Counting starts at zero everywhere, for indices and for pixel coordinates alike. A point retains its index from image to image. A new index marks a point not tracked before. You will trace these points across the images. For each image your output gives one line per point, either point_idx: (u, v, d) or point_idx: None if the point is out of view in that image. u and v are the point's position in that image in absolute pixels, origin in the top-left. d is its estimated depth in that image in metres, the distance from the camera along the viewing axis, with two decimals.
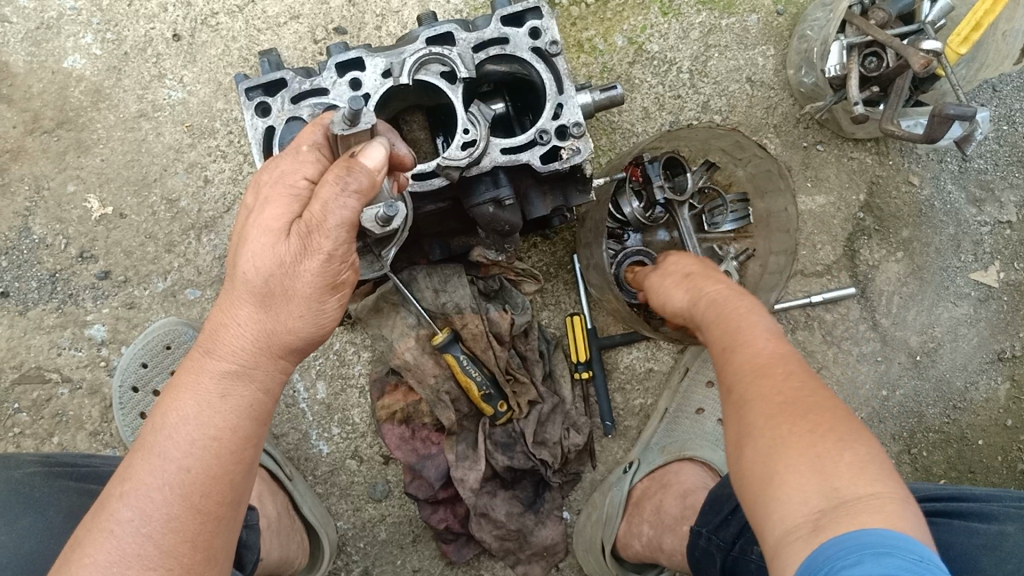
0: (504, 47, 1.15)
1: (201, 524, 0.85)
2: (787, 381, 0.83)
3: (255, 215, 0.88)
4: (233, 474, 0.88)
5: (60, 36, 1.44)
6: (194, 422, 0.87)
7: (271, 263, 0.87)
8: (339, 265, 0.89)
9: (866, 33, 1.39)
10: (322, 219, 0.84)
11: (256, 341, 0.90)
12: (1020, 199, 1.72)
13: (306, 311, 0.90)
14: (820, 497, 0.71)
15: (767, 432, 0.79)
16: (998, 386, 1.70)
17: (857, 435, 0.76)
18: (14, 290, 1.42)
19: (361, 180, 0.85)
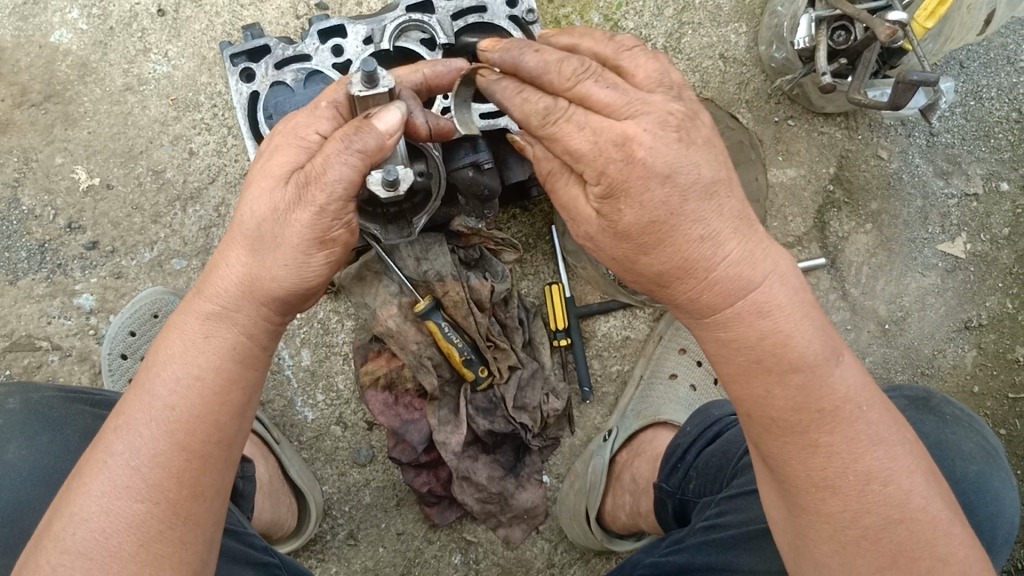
0: (482, 16, 1.18)
1: (186, 461, 0.84)
2: (872, 467, 0.81)
3: (262, 165, 0.88)
4: (219, 416, 0.86)
5: (47, 11, 1.47)
6: (183, 361, 0.87)
7: (264, 208, 0.85)
8: (333, 219, 0.86)
9: (835, 8, 1.42)
10: (320, 173, 0.83)
11: (244, 285, 0.88)
12: (986, 172, 1.74)
13: (291, 261, 0.87)
14: (854, 538, 0.81)
15: (810, 473, 0.81)
16: (965, 354, 1.73)
17: (883, 447, 0.81)
18: (4, 261, 1.45)
19: (367, 140, 0.83)
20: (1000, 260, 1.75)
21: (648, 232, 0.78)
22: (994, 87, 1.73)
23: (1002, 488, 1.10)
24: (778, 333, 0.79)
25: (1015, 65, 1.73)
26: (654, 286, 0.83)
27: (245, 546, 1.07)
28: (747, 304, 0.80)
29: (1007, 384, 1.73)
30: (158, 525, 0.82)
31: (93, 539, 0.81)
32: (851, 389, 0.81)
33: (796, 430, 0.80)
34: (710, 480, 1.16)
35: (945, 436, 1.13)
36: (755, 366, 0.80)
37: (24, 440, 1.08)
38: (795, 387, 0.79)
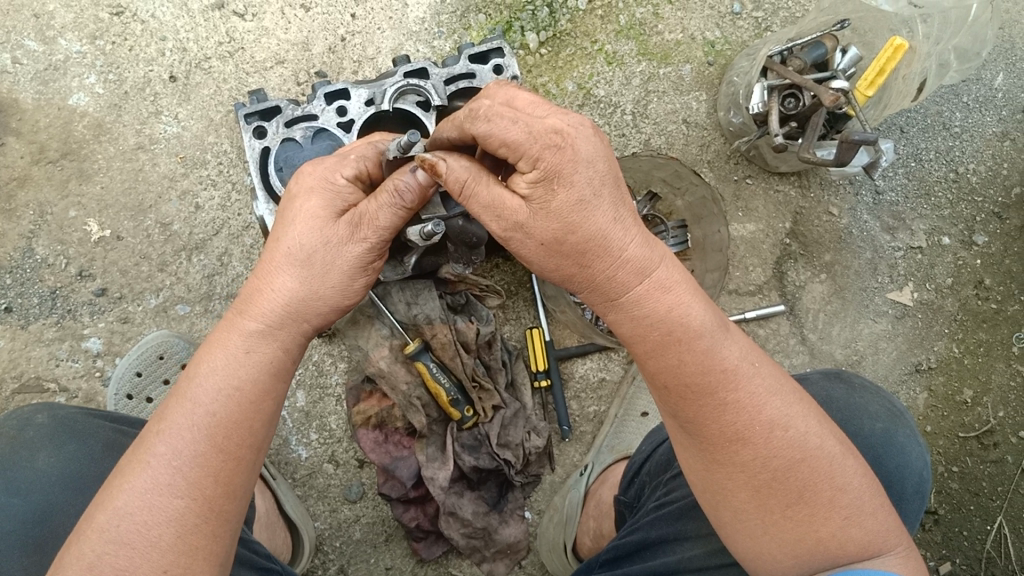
0: (471, 81, 1.33)
1: (223, 462, 0.96)
2: (774, 415, 0.98)
3: (301, 205, 1.03)
4: (253, 422, 0.98)
5: (66, 76, 1.63)
6: (223, 371, 0.99)
7: (316, 241, 1.01)
8: (374, 254, 1.04)
9: (784, 77, 1.57)
10: (374, 217, 1.00)
11: (288, 308, 1.02)
12: (929, 228, 1.87)
13: (336, 283, 1.03)
14: (764, 481, 0.98)
15: (720, 429, 0.98)
16: (916, 396, 1.86)
17: (781, 400, 0.99)
18: (17, 306, 1.60)
19: (410, 198, 1.00)
20: (945, 307, 1.87)
21: (578, 210, 0.92)
22: (932, 149, 1.87)
23: (907, 442, 1.24)
24: (678, 305, 0.98)
25: (952, 131, 1.88)
26: (576, 268, 0.97)
27: (249, 551, 1.18)
28: (651, 283, 0.98)
29: (957, 424, 1.85)
30: (196, 519, 0.93)
31: (136, 532, 0.91)
32: (742, 354, 0.99)
33: (708, 392, 0.97)
34: (661, 473, 1.30)
35: (854, 399, 1.27)
36: (667, 338, 0.98)
37: (52, 448, 1.20)
38: (701, 352, 0.97)
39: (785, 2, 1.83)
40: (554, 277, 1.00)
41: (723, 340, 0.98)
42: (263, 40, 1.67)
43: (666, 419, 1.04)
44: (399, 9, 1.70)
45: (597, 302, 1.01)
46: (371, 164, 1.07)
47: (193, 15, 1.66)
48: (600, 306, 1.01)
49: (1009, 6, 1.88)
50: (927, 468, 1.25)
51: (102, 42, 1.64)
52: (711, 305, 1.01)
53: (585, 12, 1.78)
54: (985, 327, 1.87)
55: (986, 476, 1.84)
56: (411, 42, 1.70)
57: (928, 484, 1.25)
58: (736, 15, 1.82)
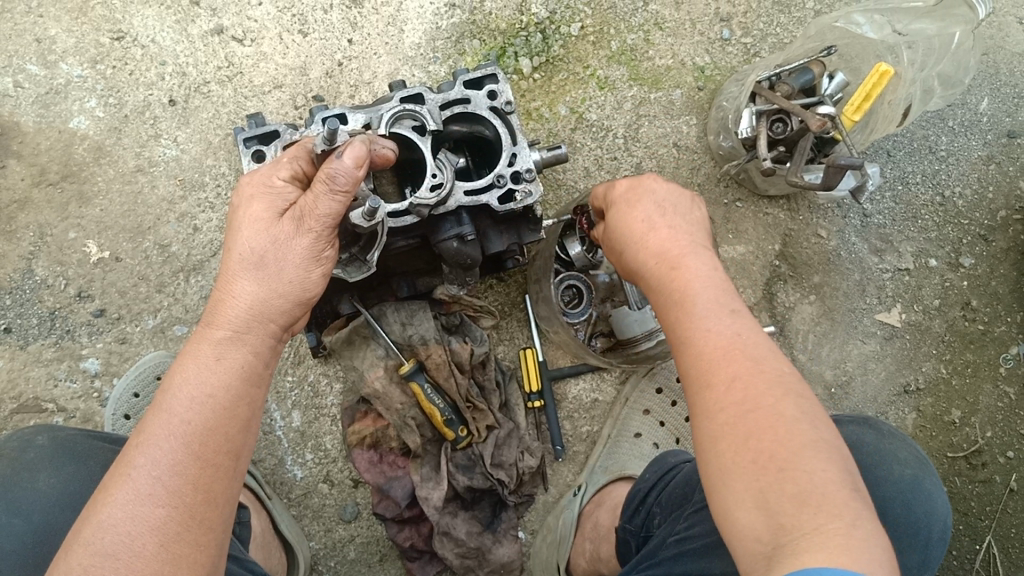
0: (466, 106, 1.36)
1: (202, 469, 0.97)
2: (756, 364, 0.93)
3: (244, 212, 1.08)
4: (228, 427, 1.00)
5: (67, 100, 1.66)
6: (195, 380, 1.00)
7: (265, 242, 1.06)
8: (324, 243, 1.08)
9: (772, 102, 1.60)
10: (313, 208, 1.04)
11: (251, 310, 1.05)
12: (917, 250, 1.90)
13: (292, 278, 1.07)
14: (747, 420, 0.89)
15: (715, 371, 0.93)
16: (905, 416, 1.88)
17: (785, 373, 0.94)
18: (16, 327, 1.61)
19: (346, 183, 1.03)
20: (933, 328, 1.89)
21: (628, 200, 1.17)
22: (919, 173, 1.91)
23: (934, 490, 1.26)
24: (699, 271, 1.05)
25: (938, 155, 1.91)
26: (625, 245, 1.16)
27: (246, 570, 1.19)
28: (673, 254, 1.08)
29: (945, 444, 1.87)
30: (176, 527, 0.93)
31: (119, 543, 0.92)
32: (738, 317, 0.98)
33: (707, 339, 0.97)
34: (676, 506, 1.31)
35: (883, 445, 1.29)
36: (678, 296, 1.03)
37: (52, 470, 1.22)
38: (700, 306, 1.00)
39: (773, 28, 1.87)
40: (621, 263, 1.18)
41: (723, 301, 1.00)
42: (261, 65, 1.70)
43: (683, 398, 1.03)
44: (395, 34, 1.74)
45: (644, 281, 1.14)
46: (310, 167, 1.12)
47: (193, 40, 1.69)
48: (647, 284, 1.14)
49: (992, 33, 1.93)
50: (949, 514, 1.27)
51: (103, 67, 1.67)
52: (725, 278, 1.04)
53: (577, 38, 1.82)
54: (972, 348, 1.89)
55: (975, 495, 1.86)
56: (406, 67, 1.73)
57: (949, 531, 1.27)
58: (725, 40, 1.86)
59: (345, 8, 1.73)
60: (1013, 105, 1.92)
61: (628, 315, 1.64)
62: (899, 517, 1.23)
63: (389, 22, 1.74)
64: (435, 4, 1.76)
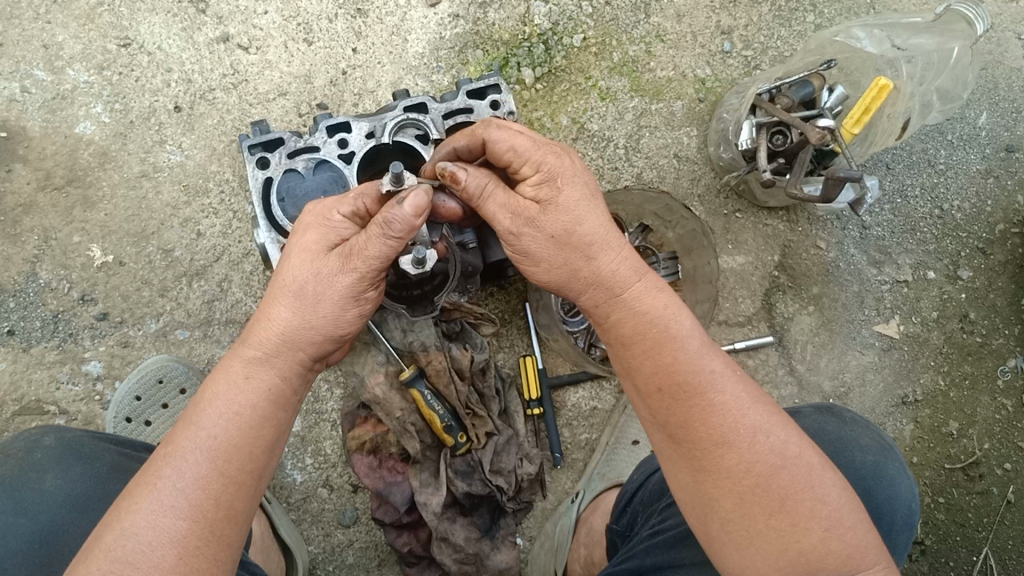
0: (468, 116, 1.38)
1: (225, 485, 0.98)
2: (760, 417, 1.03)
3: (297, 240, 1.08)
4: (253, 448, 1.01)
5: (73, 105, 1.67)
6: (225, 398, 1.02)
7: (309, 272, 1.05)
8: (366, 285, 1.07)
9: (772, 115, 1.62)
10: (364, 247, 1.04)
11: (283, 337, 1.05)
12: (916, 261, 1.91)
13: (328, 313, 1.06)
14: (752, 482, 1.01)
15: (709, 431, 1.02)
16: (903, 427, 1.88)
17: (770, 413, 1.04)
18: (20, 329, 1.63)
19: (400, 228, 1.02)
20: (931, 340, 1.90)
21: (579, 207, 1.08)
22: (918, 186, 1.92)
23: (897, 475, 1.26)
24: (672, 306, 1.09)
25: (937, 168, 1.92)
26: (584, 262, 1.09)
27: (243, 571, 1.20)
28: (642, 289, 1.10)
29: (943, 456, 1.88)
30: (197, 540, 0.95)
31: (139, 552, 0.93)
32: (724, 363, 1.06)
33: (696, 392, 1.03)
34: (653, 502, 1.33)
35: (845, 432, 1.30)
36: (659, 340, 1.06)
37: (59, 470, 1.22)
38: (690, 354, 1.05)
39: (774, 42, 1.89)
40: (559, 274, 1.11)
41: (707, 348, 1.07)
42: (266, 73, 1.71)
43: (655, 435, 1.08)
44: (399, 44, 1.75)
45: (601, 302, 1.11)
46: (371, 202, 1.09)
47: (199, 48, 1.71)
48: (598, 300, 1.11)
49: (991, 48, 1.94)
50: (915, 500, 1.28)
51: (109, 73, 1.69)
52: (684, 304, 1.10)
53: (579, 49, 1.83)
54: (970, 360, 1.90)
55: (973, 507, 1.86)
56: (410, 76, 1.75)
57: (916, 517, 1.28)
58: (726, 53, 1.87)
59: (350, 17, 1.75)
60: (1012, 119, 1.94)
61: None
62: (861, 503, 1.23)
63: (394, 31, 1.75)
64: (439, 14, 1.78)
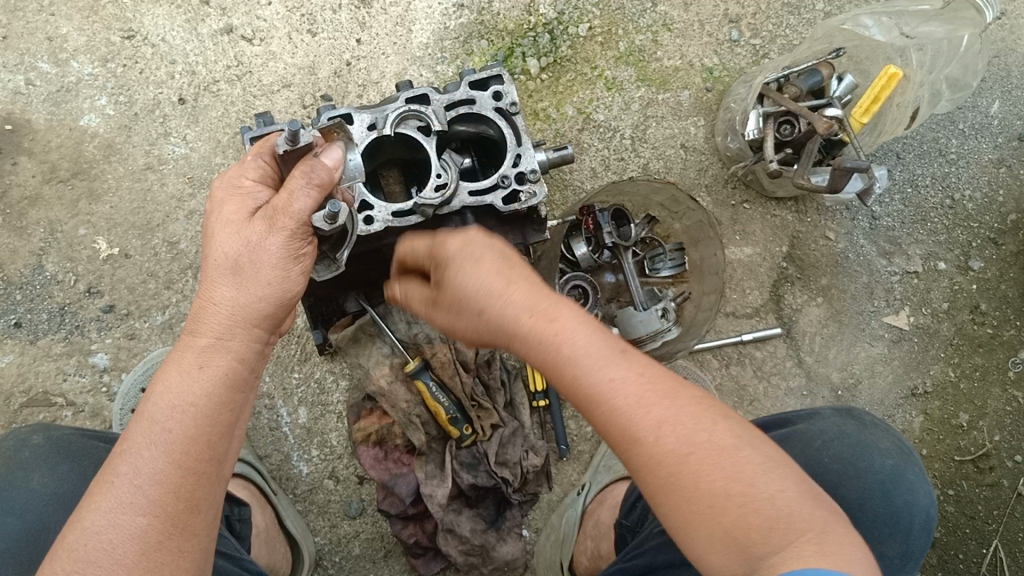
0: (471, 107, 1.34)
1: (182, 477, 0.98)
2: (658, 415, 0.90)
3: (215, 218, 1.06)
4: (212, 436, 1.00)
5: (78, 98, 1.68)
6: (177, 388, 1.00)
7: (238, 244, 1.03)
8: (300, 240, 1.05)
9: (779, 104, 1.60)
10: (289, 205, 1.03)
11: (231, 314, 1.03)
12: (925, 252, 1.89)
13: (270, 278, 1.04)
14: (649, 463, 0.89)
15: (594, 417, 0.93)
16: (912, 419, 1.87)
17: (648, 382, 0.93)
18: (27, 322, 1.64)
19: (320, 175, 1.05)
20: (941, 331, 1.88)
21: (461, 271, 1.01)
22: (928, 175, 1.90)
23: (916, 480, 1.25)
24: (511, 282, 0.99)
25: (947, 157, 1.90)
26: (449, 285, 1.02)
27: (242, 568, 1.21)
28: (466, 252, 1.02)
29: (952, 448, 1.86)
30: (158, 536, 0.95)
31: (101, 550, 0.94)
32: (583, 333, 0.95)
33: (564, 377, 0.94)
34: None
35: (865, 436, 1.29)
36: (515, 327, 0.97)
37: (46, 469, 1.24)
38: (548, 338, 0.95)
39: (782, 30, 1.87)
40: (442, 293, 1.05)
41: (545, 320, 0.96)
42: (270, 65, 1.71)
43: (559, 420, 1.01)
44: (403, 35, 1.75)
45: (449, 304, 1.04)
46: (268, 158, 1.11)
47: (203, 39, 1.71)
48: (479, 331, 1.01)
49: (1003, 35, 1.92)
50: (934, 507, 1.25)
51: (113, 65, 1.69)
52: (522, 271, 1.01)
53: (585, 38, 1.82)
54: (981, 351, 1.88)
55: (982, 499, 1.85)
56: (414, 67, 1.74)
57: (934, 524, 1.25)
58: (734, 42, 1.85)
59: (354, 8, 1.74)
60: None
61: (633, 318, 1.64)
62: (880, 508, 1.21)
63: (398, 22, 1.75)
64: (443, 5, 1.77)
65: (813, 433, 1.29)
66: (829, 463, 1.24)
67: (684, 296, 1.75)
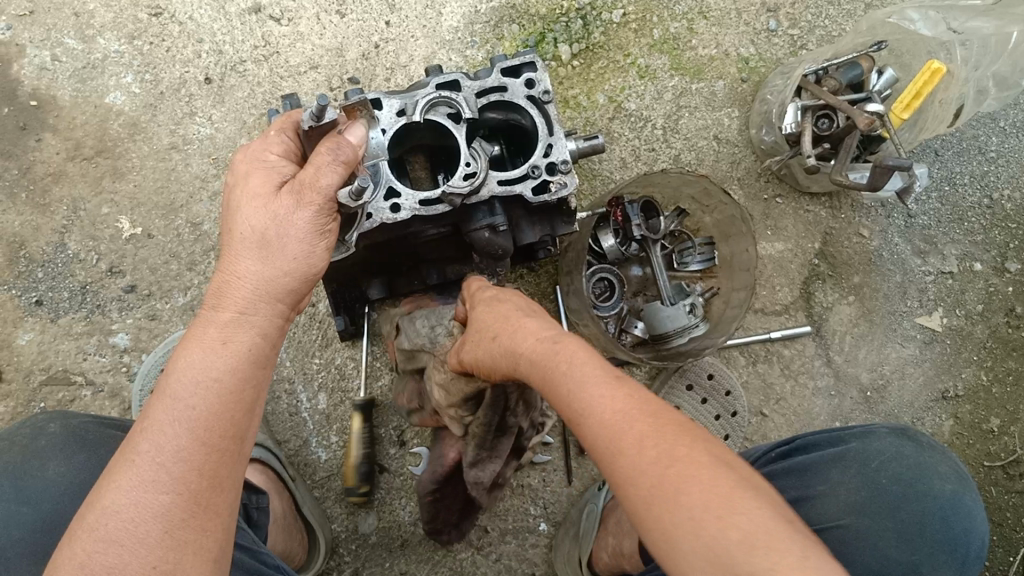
0: (503, 94, 1.31)
1: (206, 454, 0.95)
2: (645, 429, 0.79)
3: (241, 192, 1.06)
4: (235, 411, 0.98)
5: (104, 75, 1.67)
6: (201, 362, 0.98)
7: (266, 217, 1.03)
8: (326, 216, 1.06)
9: (818, 98, 1.56)
10: (317, 179, 1.03)
11: (256, 288, 1.03)
12: (962, 252, 1.84)
13: (297, 252, 1.04)
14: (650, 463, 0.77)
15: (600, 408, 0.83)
16: (942, 422, 1.81)
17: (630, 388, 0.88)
18: (48, 300, 1.62)
19: (347, 153, 1.06)
20: (974, 334, 1.84)
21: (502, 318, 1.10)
22: (967, 174, 1.85)
23: (974, 506, 1.20)
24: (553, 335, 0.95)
25: (987, 155, 1.85)
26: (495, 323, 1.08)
27: (258, 562, 1.19)
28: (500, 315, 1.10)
29: (983, 453, 1.81)
30: (182, 514, 0.92)
31: (123, 530, 0.90)
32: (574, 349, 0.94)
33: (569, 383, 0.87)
34: None
35: (924, 458, 1.22)
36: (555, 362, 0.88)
37: (63, 458, 1.22)
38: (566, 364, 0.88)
39: (822, 21, 1.82)
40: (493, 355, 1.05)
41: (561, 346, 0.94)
42: (298, 45, 1.69)
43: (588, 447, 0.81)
44: (433, 18, 1.72)
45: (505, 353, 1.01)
46: (291, 135, 1.14)
47: (231, 18, 1.69)
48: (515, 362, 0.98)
49: None
50: (988, 530, 1.22)
51: (140, 42, 1.68)
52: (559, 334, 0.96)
53: (619, 25, 1.78)
54: (1014, 355, 1.84)
55: (1012, 506, 1.80)
56: (443, 51, 1.71)
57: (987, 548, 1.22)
58: (772, 31, 1.81)
59: None
60: None
61: (661, 312, 1.63)
62: (940, 535, 1.16)
63: (428, 4, 1.72)
64: None
65: (876, 455, 1.21)
66: (889, 487, 1.18)
67: (714, 291, 1.73)
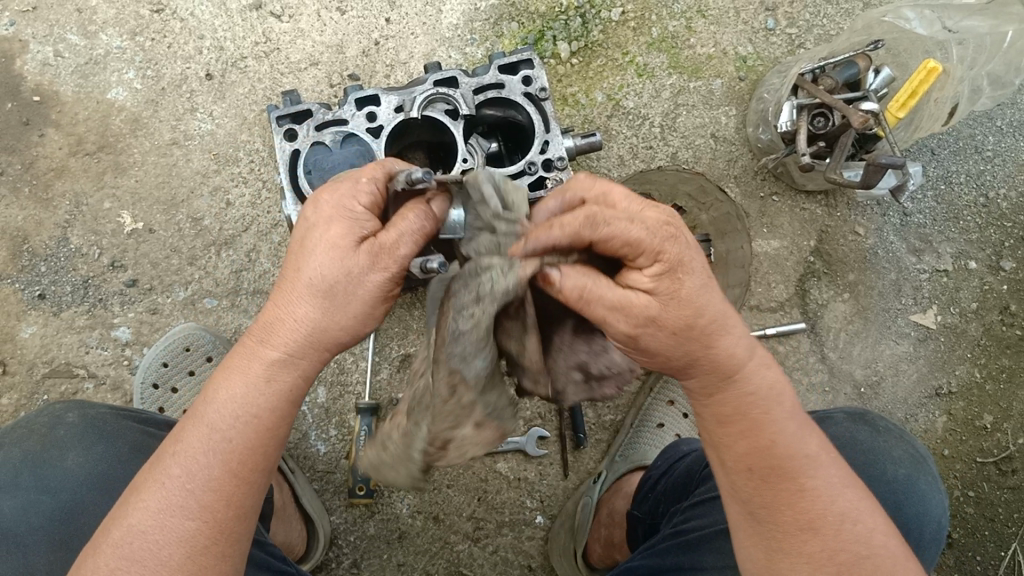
0: (500, 91, 1.33)
1: (236, 486, 0.97)
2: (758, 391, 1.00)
3: (319, 233, 0.99)
4: (268, 447, 0.99)
5: (106, 71, 1.68)
6: (243, 398, 0.98)
7: (337, 270, 0.97)
8: (393, 283, 1.02)
9: (814, 96, 1.57)
10: (396, 247, 0.99)
11: (309, 338, 1.00)
12: (956, 250, 1.85)
13: (358, 312, 1.00)
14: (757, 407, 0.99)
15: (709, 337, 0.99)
16: (935, 419, 1.83)
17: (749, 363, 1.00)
18: (50, 294, 1.64)
19: (431, 225, 1.02)
20: (968, 331, 1.85)
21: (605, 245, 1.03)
22: (962, 172, 1.86)
23: (928, 491, 1.24)
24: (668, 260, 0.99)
25: (983, 154, 1.86)
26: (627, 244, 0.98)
27: (262, 553, 1.21)
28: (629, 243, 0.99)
29: (975, 449, 1.83)
30: (205, 540, 0.94)
31: (146, 550, 0.93)
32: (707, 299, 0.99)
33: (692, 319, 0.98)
34: (680, 496, 1.31)
35: (878, 444, 1.28)
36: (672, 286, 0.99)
37: (82, 449, 1.24)
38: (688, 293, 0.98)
39: (819, 20, 1.83)
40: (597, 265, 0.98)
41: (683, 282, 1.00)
42: (298, 42, 1.70)
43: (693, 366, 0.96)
44: (433, 15, 1.73)
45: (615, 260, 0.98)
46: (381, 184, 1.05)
47: (232, 15, 1.70)
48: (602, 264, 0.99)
49: None
50: (945, 516, 1.26)
51: (142, 38, 1.69)
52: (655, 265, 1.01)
53: (617, 23, 1.79)
54: (1008, 353, 1.86)
55: (1003, 502, 1.82)
56: (443, 48, 1.72)
57: (943, 533, 1.26)
58: (769, 30, 1.82)
59: None
60: None
61: None
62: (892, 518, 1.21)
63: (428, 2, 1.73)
64: None
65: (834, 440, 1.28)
66: None
67: None
